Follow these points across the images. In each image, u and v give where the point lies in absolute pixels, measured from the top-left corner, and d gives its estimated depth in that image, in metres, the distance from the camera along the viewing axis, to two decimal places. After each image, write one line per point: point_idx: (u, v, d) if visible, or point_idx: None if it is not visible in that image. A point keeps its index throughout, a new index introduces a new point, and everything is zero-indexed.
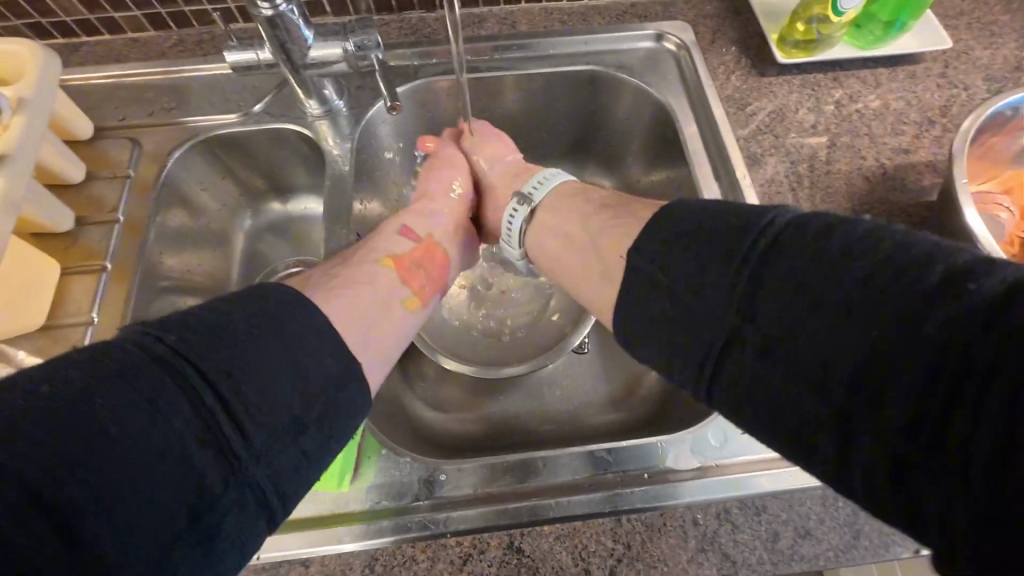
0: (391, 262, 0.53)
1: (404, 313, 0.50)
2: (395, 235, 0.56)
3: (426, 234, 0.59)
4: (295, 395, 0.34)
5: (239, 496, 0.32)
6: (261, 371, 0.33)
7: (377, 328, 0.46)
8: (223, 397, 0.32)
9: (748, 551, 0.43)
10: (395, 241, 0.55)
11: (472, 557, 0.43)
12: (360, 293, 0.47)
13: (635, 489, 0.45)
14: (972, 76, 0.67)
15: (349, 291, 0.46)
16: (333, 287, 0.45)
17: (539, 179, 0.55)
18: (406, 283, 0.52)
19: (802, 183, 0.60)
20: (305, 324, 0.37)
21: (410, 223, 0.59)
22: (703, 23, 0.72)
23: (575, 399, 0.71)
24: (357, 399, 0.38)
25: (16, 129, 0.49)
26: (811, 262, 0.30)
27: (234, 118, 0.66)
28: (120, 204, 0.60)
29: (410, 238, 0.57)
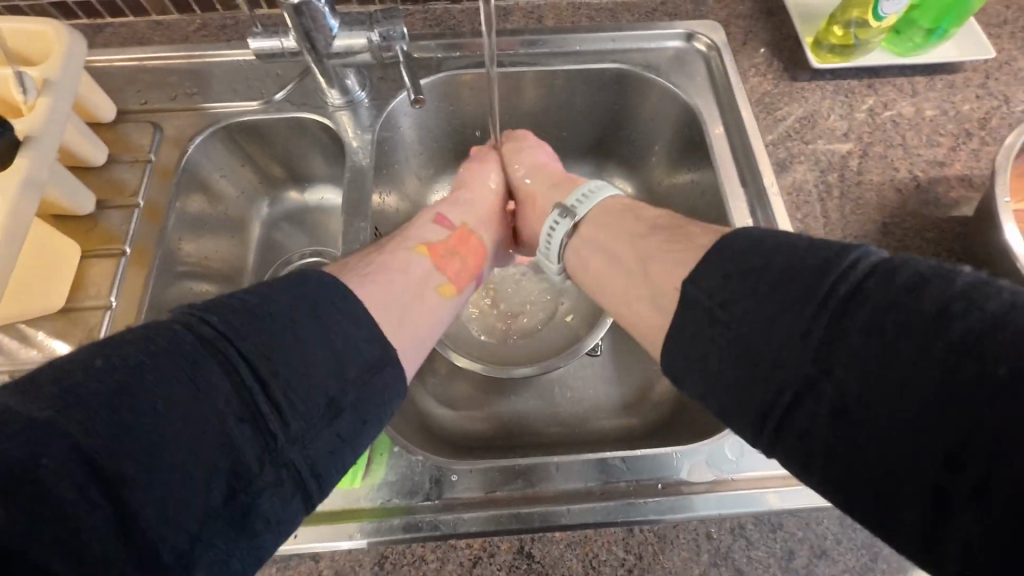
0: (426, 250, 0.53)
1: (441, 298, 0.50)
2: (429, 223, 0.56)
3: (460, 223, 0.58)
4: (328, 379, 0.34)
5: (275, 476, 0.32)
6: (297, 355, 0.34)
7: (417, 314, 0.46)
8: (263, 379, 0.32)
9: (761, 568, 0.43)
10: (429, 230, 0.55)
11: (481, 560, 0.43)
12: (396, 277, 0.47)
13: (650, 499, 0.44)
14: (1014, 87, 0.65)
15: (385, 275, 0.46)
16: (367, 272, 0.46)
17: (584, 193, 0.54)
18: (441, 270, 0.52)
19: (831, 193, 0.59)
20: (346, 308, 0.37)
21: (445, 211, 0.58)
22: (734, 24, 0.70)
23: (586, 401, 0.71)
24: (393, 381, 0.37)
25: (42, 109, 0.49)
26: (836, 311, 0.31)
27: (256, 105, 0.65)
28: (141, 188, 0.60)
29: (444, 226, 0.57)
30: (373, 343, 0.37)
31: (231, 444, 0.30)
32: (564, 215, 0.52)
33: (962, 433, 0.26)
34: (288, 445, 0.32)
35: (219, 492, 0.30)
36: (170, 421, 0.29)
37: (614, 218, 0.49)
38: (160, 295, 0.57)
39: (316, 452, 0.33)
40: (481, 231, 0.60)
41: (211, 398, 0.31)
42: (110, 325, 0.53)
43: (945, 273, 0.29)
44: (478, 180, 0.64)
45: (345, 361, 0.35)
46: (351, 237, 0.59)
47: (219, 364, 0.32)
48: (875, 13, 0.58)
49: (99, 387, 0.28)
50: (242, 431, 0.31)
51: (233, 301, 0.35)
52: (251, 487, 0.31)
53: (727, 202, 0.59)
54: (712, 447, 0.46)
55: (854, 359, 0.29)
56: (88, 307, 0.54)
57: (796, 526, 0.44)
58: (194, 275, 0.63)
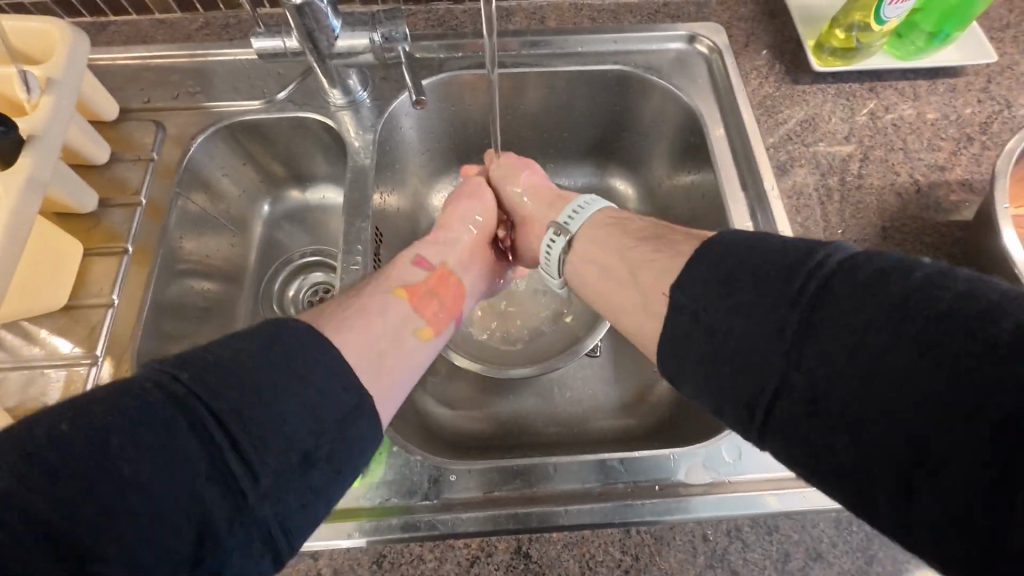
0: (405, 292, 0.51)
1: (416, 343, 0.48)
2: (408, 266, 0.54)
3: (439, 262, 0.57)
4: (304, 431, 0.34)
5: (257, 521, 0.32)
6: (272, 409, 0.33)
7: (390, 362, 0.44)
8: (233, 437, 0.31)
9: (757, 570, 0.43)
10: (408, 271, 0.53)
11: (479, 560, 0.43)
12: (371, 324, 0.45)
13: (647, 500, 0.45)
14: (1016, 91, 0.65)
15: (361, 322, 0.45)
16: (341, 320, 0.44)
17: (577, 206, 0.54)
18: (418, 313, 0.51)
19: (831, 196, 0.59)
20: (320, 360, 0.36)
21: (425, 251, 0.57)
22: (737, 26, 0.70)
23: (584, 402, 0.71)
24: (367, 432, 0.37)
25: (46, 108, 0.49)
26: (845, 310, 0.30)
27: (257, 105, 0.65)
28: (143, 186, 0.60)
29: (422, 268, 0.55)
30: (348, 403, 0.36)
31: (201, 502, 0.30)
32: (560, 231, 0.52)
33: (957, 393, 0.26)
34: (260, 502, 0.32)
35: (187, 541, 0.29)
36: (138, 482, 0.28)
37: (603, 233, 0.49)
38: (162, 293, 0.58)
39: (290, 507, 0.33)
40: (462, 271, 0.59)
41: (178, 458, 0.30)
42: (113, 323, 0.54)
43: (914, 265, 0.30)
44: (455, 220, 0.62)
45: (317, 404, 0.35)
46: (352, 237, 0.59)
47: (186, 423, 0.31)
48: (876, 17, 0.58)
49: (73, 449, 0.28)
50: (214, 487, 0.30)
51: (206, 355, 0.34)
52: (217, 540, 0.30)
53: (727, 205, 0.59)
54: (709, 449, 0.47)
55: (831, 342, 0.30)
56: (91, 305, 0.54)
57: (792, 528, 0.44)
58: (195, 273, 0.64)
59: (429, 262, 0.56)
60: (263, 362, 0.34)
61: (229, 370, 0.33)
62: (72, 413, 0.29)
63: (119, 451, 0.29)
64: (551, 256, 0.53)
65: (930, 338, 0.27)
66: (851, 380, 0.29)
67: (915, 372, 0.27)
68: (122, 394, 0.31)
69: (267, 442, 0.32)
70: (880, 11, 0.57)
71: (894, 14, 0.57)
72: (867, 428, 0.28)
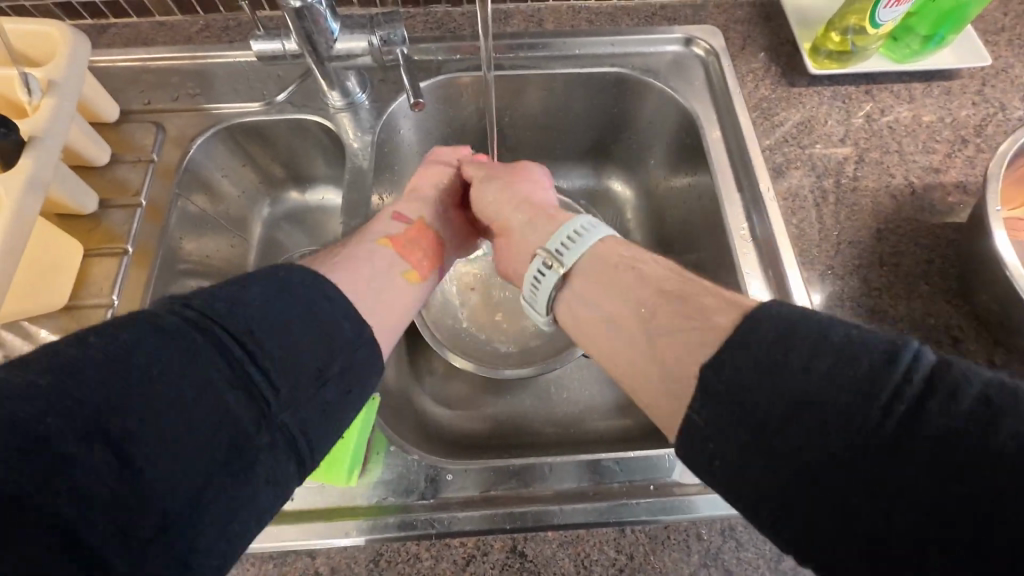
0: (389, 242, 0.53)
1: (406, 286, 0.50)
2: (389, 219, 0.56)
3: (416, 217, 0.58)
4: (316, 350, 0.35)
5: (271, 439, 0.33)
6: (277, 326, 0.34)
7: (379, 299, 0.47)
8: (251, 352, 0.33)
9: (751, 570, 0.43)
10: (389, 224, 0.55)
11: (475, 558, 0.43)
12: (357, 269, 0.47)
13: (643, 499, 0.45)
14: (1010, 94, 0.65)
15: (346, 267, 0.47)
16: (331, 262, 0.47)
17: (569, 235, 0.50)
18: (406, 259, 0.53)
19: (826, 198, 0.59)
20: (316, 294, 0.37)
21: (404, 207, 0.58)
22: (734, 29, 0.70)
23: (581, 402, 0.72)
24: (368, 358, 0.38)
25: (47, 110, 0.49)
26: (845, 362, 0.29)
27: (257, 106, 0.66)
28: (143, 187, 0.61)
29: (402, 222, 0.56)
30: (349, 332, 0.37)
31: (224, 416, 0.31)
32: (550, 262, 0.48)
33: (946, 459, 0.26)
34: (279, 410, 0.33)
35: (201, 470, 0.30)
36: (162, 394, 0.30)
37: (607, 274, 0.46)
38: (162, 295, 0.58)
39: (308, 417, 0.34)
40: (439, 223, 0.60)
41: (201, 366, 0.31)
42: (113, 323, 0.54)
43: (911, 335, 0.30)
44: (431, 178, 0.63)
45: (321, 322, 0.36)
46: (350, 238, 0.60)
47: (200, 336, 0.32)
48: (871, 21, 0.59)
49: (92, 368, 0.29)
50: (234, 397, 0.32)
51: (214, 288, 0.35)
52: (248, 452, 0.32)
53: (723, 207, 0.59)
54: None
55: (822, 411, 0.29)
56: (91, 305, 0.54)
57: None
58: (194, 274, 0.64)
59: (407, 217, 0.57)
60: (265, 297, 0.35)
61: (235, 309, 0.34)
62: (92, 337, 0.31)
63: (138, 368, 0.30)
64: (539, 289, 0.49)
65: (886, 397, 0.28)
66: (837, 413, 0.29)
67: (890, 439, 0.27)
68: (132, 323, 0.32)
69: (282, 360, 0.34)
70: (875, 14, 0.58)
71: (889, 17, 0.58)
72: (849, 458, 0.28)
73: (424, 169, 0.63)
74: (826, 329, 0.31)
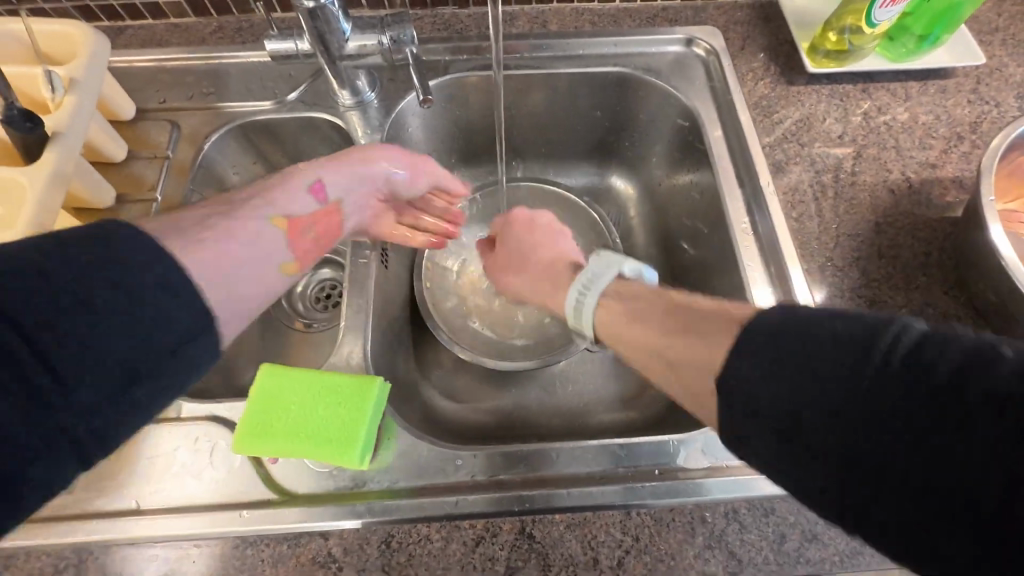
0: (285, 222, 0.47)
1: (277, 277, 0.45)
2: (301, 192, 0.50)
3: (336, 197, 0.53)
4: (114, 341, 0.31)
5: (50, 438, 0.29)
6: (101, 319, 0.30)
7: (230, 283, 0.40)
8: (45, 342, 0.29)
9: (754, 551, 0.44)
10: (298, 199, 0.49)
11: (484, 539, 0.44)
12: (228, 248, 0.41)
13: (649, 483, 0.46)
14: (1005, 92, 0.67)
15: (213, 240, 0.40)
16: (197, 236, 0.39)
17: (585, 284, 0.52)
18: (292, 246, 0.47)
19: (825, 192, 0.60)
20: (116, 272, 0.31)
21: (328, 176, 0.53)
22: (733, 30, 0.72)
23: (586, 395, 0.73)
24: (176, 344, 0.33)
25: (69, 106, 0.51)
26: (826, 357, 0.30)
27: (268, 105, 0.68)
28: (159, 184, 0.62)
29: (318, 196, 0.51)
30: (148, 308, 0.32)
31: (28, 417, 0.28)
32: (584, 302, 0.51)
33: (938, 422, 0.27)
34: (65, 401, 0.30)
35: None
36: None
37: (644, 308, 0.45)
38: None
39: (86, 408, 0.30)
40: (355, 210, 0.56)
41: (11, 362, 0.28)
42: None
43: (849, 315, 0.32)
44: (387, 166, 0.58)
45: (146, 311, 0.32)
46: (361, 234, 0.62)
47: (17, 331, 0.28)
48: (867, 20, 0.60)
49: None
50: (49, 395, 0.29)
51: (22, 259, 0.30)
52: (53, 448, 0.29)
53: (724, 201, 0.61)
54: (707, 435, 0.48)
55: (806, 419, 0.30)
56: None
57: (788, 510, 0.45)
58: None
59: (325, 194, 0.52)
60: (104, 281, 0.31)
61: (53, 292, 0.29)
62: None
63: None
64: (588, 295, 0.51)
65: (880, 372, 0.29)
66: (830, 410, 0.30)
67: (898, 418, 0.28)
68: None
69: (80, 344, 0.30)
70: (871, 12, 0.59)
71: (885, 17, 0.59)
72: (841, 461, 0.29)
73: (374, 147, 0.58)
74: (804, 324, 0.32)
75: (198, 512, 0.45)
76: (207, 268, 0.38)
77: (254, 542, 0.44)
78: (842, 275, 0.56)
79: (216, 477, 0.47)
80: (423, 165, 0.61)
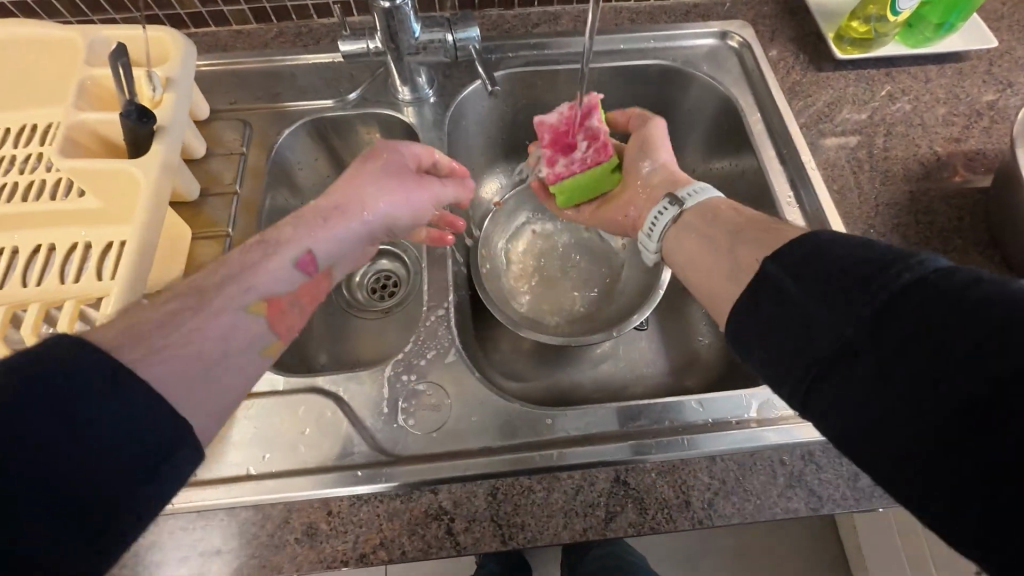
0: (265, 306, 0.42)
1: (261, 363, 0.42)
2: (291, 266, 0.45)
3: (328, 263, 0.48)
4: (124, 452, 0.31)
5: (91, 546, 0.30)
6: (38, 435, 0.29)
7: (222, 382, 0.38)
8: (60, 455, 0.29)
9: (832, 488, 0.48)
10: (281, 277, 0.44)
11: (584, 488, 0.48)
12: (200, 349, 0.37)
13: (730, 430, 0.50)
14: (1015, 73, 0.73)
15: (189, 347, 0.36)
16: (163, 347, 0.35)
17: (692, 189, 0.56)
18: (276, 330, 0.43)
19: (861, 167, 0.65)
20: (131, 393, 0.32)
21: (320, 245, 0.46)
22: (761, 23, 0.77)
23: (638, 369, 0.76)
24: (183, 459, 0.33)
25: (170, 104, 0.55)
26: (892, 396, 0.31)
27: (331, 103, 0.72)
28: (237, 179, 0.66)
29: (316, 249, 0.46)
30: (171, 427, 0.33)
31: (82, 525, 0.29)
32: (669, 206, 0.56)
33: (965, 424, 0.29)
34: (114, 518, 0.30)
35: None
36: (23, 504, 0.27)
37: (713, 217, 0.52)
38: None
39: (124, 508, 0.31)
40: (348, 264, 0.51)
41: None
42: None
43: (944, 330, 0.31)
44: (383, 201, 0.50)
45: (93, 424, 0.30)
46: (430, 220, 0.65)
47: None
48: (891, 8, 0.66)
49: None
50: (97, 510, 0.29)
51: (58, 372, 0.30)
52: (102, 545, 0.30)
53: (770, 178, 0.65)
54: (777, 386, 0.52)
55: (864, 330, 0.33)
56: None
57: None
58: None
59: (318, 260, 0.47)
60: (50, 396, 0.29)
61: None
62: None
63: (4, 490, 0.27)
64: (659, 221, 0.56)
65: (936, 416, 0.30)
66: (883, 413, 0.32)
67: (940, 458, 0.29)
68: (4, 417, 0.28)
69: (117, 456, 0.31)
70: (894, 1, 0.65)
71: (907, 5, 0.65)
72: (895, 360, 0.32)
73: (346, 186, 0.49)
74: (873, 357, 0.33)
75: (311, 475, 0.48)
76: (178, 378, 0.35)
77: (369, 498, 0.47)
78: (884, 240, 0.61)
79: (324, 442, 0.50)
80: (421, 205, 0.54)
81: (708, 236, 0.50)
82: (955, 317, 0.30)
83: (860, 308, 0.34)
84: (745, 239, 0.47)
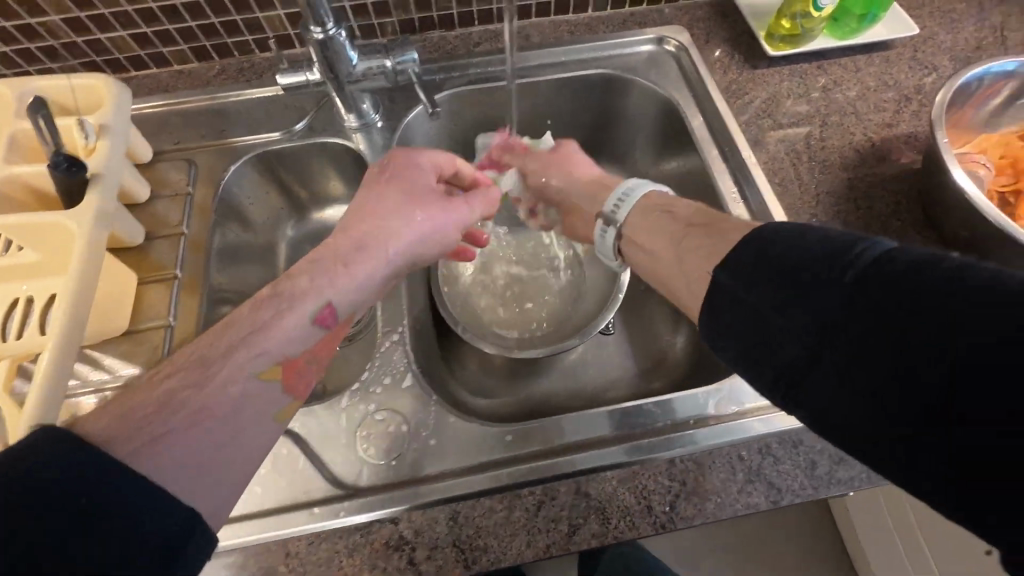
0: (280, 369, 0.41)
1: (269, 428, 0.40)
2: (310, 317, 0.43)
3: (347, 314, 0.46)
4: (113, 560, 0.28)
5: None
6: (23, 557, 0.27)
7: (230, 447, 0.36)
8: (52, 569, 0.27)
9: (791, 479, 0.48)
10: (302, 334, 0.42)
11: (545, 503, 0.47)
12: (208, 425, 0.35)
13: (687, 432, 0.50)
14: (939, 57, 0.76)
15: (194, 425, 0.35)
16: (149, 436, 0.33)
17: (622, 193, 0.57)
18: (289, 390, 0.41)
19: (801, 158, 0.67)
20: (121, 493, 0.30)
21: (338, 297, 0.45)
22: (696, 27, 0.79)
23: (606, 374, 0.77)
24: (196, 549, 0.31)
25: (104, 151, 0.54)
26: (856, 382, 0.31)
27: (277, 135, 0.72)
28: (184, 220, 0.65)
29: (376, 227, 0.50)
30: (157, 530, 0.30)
31: None
32: (608, 223, 0.57)
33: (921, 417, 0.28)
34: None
35: None
36: None
37: (653, 219, 0.52)
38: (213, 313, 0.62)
39: None
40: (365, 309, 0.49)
41: None
42: (172, 342, 0.57)
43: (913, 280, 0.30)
44: (412, 232, 0.50)
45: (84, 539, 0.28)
46: None
47: None
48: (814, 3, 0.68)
49: None
50: None
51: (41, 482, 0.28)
52: None
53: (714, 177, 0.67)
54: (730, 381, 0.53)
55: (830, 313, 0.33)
56: (149, 327, 0.58)
57: (814, 439, 0.50)
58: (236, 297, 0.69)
59: (337, 303, 0.45)
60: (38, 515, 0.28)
61: None
62: None
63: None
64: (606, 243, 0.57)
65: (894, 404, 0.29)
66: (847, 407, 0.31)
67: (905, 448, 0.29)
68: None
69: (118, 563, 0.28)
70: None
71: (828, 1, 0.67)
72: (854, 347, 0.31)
73: (354, 220, 0.49)
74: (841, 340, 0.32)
75: (268, 516, 0.47)
76: (178, 473, 0.33)
77: (329, 535, 0.47)
78: (827, 228, 0.62)
79: (280, 481, 0.49)
80: (449, 234, 0.54)
81: (650, 243, 0.51)
82: (915, 308, 0.30)
83: (825, 303, 0.33)
84: (688, 242, 0.47)
